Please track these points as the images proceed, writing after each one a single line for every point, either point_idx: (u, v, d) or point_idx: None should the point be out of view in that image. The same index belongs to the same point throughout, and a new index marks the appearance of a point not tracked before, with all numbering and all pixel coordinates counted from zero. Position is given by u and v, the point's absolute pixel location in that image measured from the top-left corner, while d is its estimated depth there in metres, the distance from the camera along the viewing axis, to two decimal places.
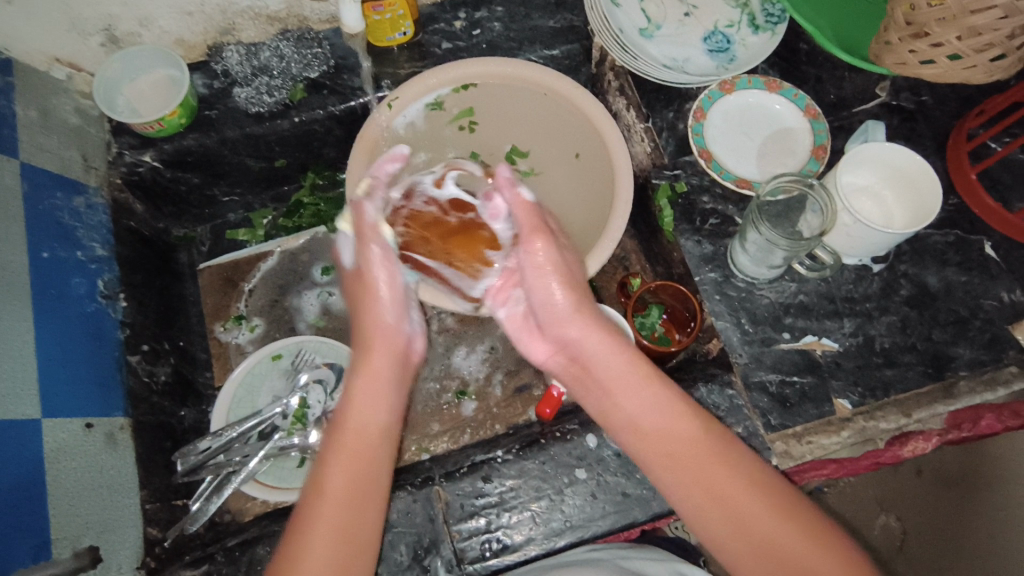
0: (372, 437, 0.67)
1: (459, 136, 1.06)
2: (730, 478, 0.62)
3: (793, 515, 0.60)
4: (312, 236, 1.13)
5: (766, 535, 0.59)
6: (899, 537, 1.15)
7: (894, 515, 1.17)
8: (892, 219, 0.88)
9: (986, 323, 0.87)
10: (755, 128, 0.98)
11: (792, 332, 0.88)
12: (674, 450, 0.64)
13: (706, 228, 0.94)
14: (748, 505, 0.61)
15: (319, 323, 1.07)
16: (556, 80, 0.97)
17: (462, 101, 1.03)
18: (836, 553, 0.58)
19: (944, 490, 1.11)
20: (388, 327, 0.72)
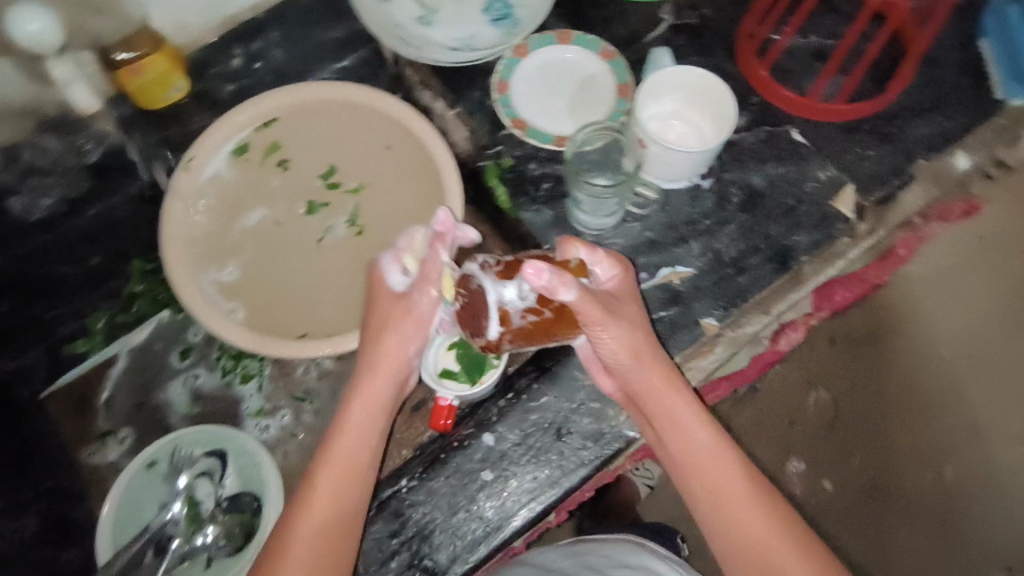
0: (354, 487, 0.72)
1: (274, 178, 0.98)
2: (723, 465, 0.70)
3: (767, 506, 0.68)
4: (156, 324, 1.03)
5: (739, 517, 0.68)
6: (832, 408, 1.21)
7: (824, 388, 1.22)
8: (703, 135, 0.91)
9: (813, 204, 0.92)
10: (560, 83, 0.98)
11: (648, 270, 0.89)
12: (714, 478, 0.70)
13: (541, 194, 0.94)
14: (735, 493, 0.69)
15: (193, 411, 0.99)
16: (354, 89, 0.94)
17: (266, 139, 0.96)
18: (796, 542, 0.66)
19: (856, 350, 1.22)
20: (395, 358, 0.75)
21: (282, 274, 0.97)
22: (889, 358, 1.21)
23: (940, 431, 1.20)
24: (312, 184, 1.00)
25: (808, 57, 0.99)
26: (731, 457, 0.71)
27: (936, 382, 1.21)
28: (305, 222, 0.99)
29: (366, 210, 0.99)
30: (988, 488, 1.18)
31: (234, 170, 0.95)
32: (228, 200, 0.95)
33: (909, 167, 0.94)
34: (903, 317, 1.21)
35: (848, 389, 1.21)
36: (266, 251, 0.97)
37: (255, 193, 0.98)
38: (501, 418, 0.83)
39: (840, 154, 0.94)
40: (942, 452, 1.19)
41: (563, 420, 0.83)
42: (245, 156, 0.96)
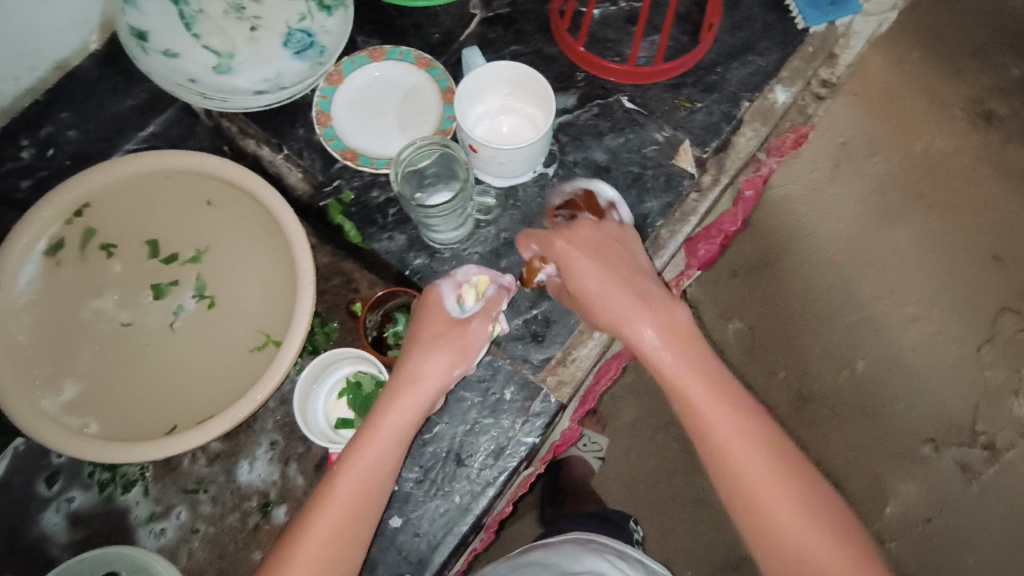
0: (360, 517, 0.67)
1: (104, 268, 0.91)
2: (729, 418, 0.69)
3: (773, 462, 0.66)
4: (12, 453, 0.92)
5: (741, 473, 0.66)
6: (749, 333, 1.33)
7: (737, 318, 1.34)
8: (530, 127, 0.91)
9: (657, 168, 0.94)
10: (382, 103, 0.95)
11: (513, 271, 0.88)
12: (728, 444, 0.67)
13: (390, 220, 0.91)
14: (741, 450, 0.67)
15: (77, 536, 0.91)
16: (164, 156, 0.87)
17: (82, 228, 0.88)
18: (799, 499, 0.65)
19: (755, 277, 1.35)
20: (434, 375, 0.73)
21: (135, 369, 0.88)
22: (783, 280, 1.35)
23: (848, 326, 1.35)
24: (149, 263, 0.93)
25: (621, 24, 1.00)
26: (737, 412, 0.69)
27: (830, 289, 1.35)
28: (150, 305, 0.92)
29: (213, 276, 0.93)
30: (897, 372, 1.33)
31: (54, 271, 0.87)
32: (55, 304, 0.87)
33: (737, 111, 0.97)
34: (783, 239, 1.37)
35: (756, 314, 1.34)
36: (110, 348, 0.88)
37: (84, 288, 0.89)
38: (398, 460, 0.80)
39: (671, 114, 0.96)
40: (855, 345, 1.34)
41: (460, 444, 0.81)
42: (62, 253, 0.87)
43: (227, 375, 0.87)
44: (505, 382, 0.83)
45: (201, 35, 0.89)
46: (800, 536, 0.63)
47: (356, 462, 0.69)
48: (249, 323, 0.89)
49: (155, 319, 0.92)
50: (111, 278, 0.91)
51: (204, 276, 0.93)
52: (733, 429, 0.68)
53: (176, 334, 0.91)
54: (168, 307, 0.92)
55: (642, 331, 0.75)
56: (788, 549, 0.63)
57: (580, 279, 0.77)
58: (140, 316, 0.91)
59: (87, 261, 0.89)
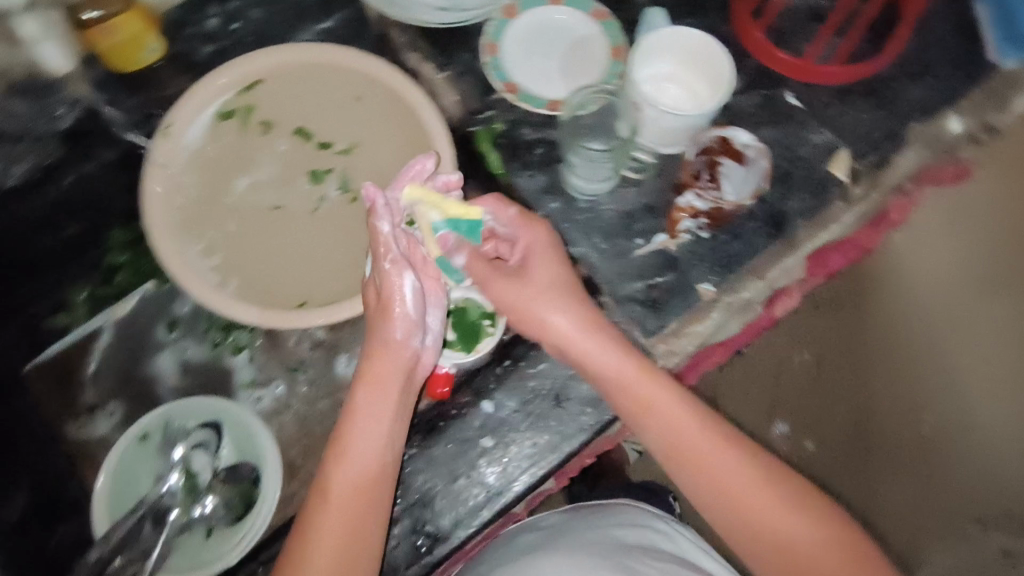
0: (370, 507, 0.68)
1: (264, 142, 0.95)
2: (708, 443, 0.70)
3: (759, 472, 0.69)
4: (142, 296, 1.00)
5: (731, 493, 0.68)
6: (814, 366, 1.29)
7: (808, 349, 1.29)
8: (698, 95, 0.88)
9: (807, 170, 0.91)
10: (551, 46, 0.95)
11: (644, 236, 0.89)
12: (678, 425, 0.71)
13: (534, 160, 0.92)
14: (687, 423, 0.71)
15: (183, 384, 0.97)
16: (346, 53, 0.91)
17: (251, 102, 0.93)
18: (792, 502, 0.68)
19: (841, 311, 1.29)
20: (397, 350, 0.73)
21: (273, 243, 0.93)
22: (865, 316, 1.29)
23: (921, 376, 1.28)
24: (307, 145, 0.96)
25: (804, 18, 0.97)
26: (713, 432, 0.71)
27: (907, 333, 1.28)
28: (297, 186, 0.95)
29: (362, 174, 0.95)
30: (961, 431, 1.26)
31: (217, 134, 0.92)
32: (213, 164, 0.92)
33: (903, 132, 0.93)
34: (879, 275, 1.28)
35: (827, 348, 1.29)
36: (254, 216, 0.93)
37: (242, 157, 0.94)
38: (500, 386, 0.85)
39: (837, 119, 0.93)
40: (920, 398, 1.27)
41: (561, 386, 0.84)
42: (232, 119, 0.93)
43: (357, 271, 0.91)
44: None
45: None
46: (801, 544, 0.66)
47: (331, 488, 0.68)
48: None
49: (298, 201, 0.95)
50: (269, 151, 0.95)
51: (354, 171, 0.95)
52: (671, 409, 0.71)
53: (317, 220, 0.94)
54: (314, 192, 0.95)
55: (621, 359, 0.74)
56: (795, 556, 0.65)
57: (536, 264, 0.77)
58: (286, 195, 0.95)
59: (246, 134, 0.94)
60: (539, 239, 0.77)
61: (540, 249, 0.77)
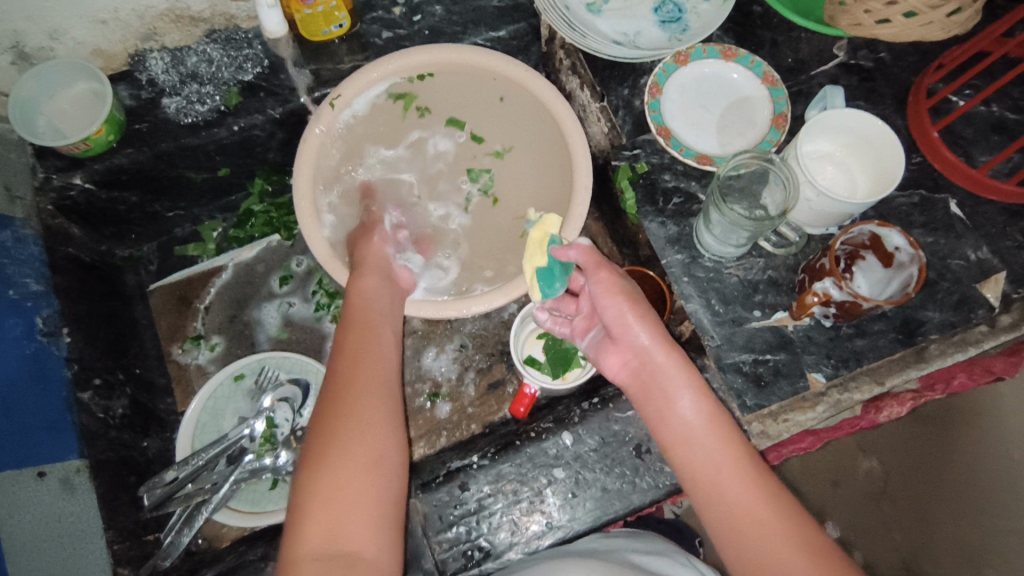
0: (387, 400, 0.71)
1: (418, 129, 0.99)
2: (757, 502, 0.62)
3: (810, 548, 0.59)
4: (266, 245, 1.07)
5: (773, 561, 0.60)
6: (880, 479, 1.15)
7: (876, 457, 1.16)
8: (856, 185, 0.85)
9: (954, 283, 0.86)
10: (713, 99, 0.95)
11: (763, 309, 0.86)
12: (716, 467, 0.65)
13: (669, 208, 0.91)
14: (728, 465, 0.65)
15: (282, 336, 1.02)
16: (512, 65, 0.92)
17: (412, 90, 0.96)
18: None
19: (918, 427, 1.15)
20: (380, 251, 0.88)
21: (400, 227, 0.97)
22: (948, 444, 1.13)
23: (992, 533, 1.09)
24: (457, 138, 0.99)
25: (985, 128, 0.92)
26: (766, 490, 0.63)
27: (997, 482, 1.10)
28: (438, 176, 0.99)
29: (501, 179, 0.98)
30: None
31: (375, 112, 0.96)
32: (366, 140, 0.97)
33: None
34: (970, 411, 1.13)
35: (898, 462, 1.16)
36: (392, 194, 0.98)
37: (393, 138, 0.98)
38: (583, 420, 0.82)
39: (999, 238, 0.87)
40: (986, 550, 1.09)
41: (646, 438, 0.81)
42: (392, 102, 0.96)
43: (479, 269, 0.95)
44: None
45: None
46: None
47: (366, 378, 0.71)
48: (514, 236, 0.93)
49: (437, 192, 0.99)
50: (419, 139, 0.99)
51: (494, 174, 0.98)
52: (711, 449, 0.66)
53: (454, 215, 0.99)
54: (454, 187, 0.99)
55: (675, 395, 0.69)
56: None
57: (614, 308, 0.72)
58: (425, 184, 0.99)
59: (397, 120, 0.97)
60: (608, 280, 0.72)
61: (611, 286, 0.72)
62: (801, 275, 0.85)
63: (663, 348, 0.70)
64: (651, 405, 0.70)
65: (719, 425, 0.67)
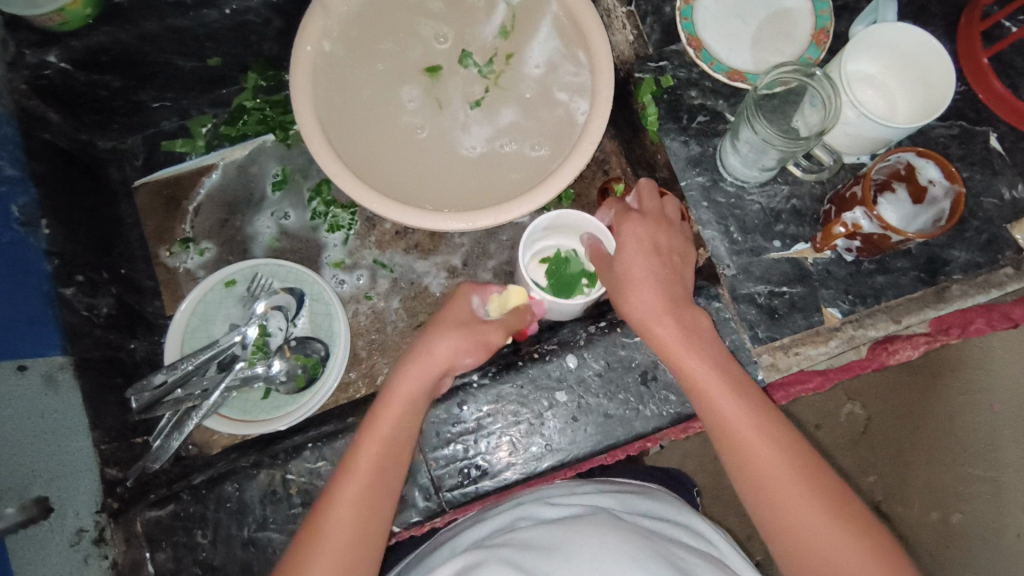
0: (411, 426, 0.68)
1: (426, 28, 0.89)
2: (772, 456, 0.60)
3: (783, 448, 0.60)
4: (259, 146, 1.00)
5: (749, 449, 0.60)
6: (862, 423, 1.12)
7: (860, 403, 1.13)
8: (896, 111, 0.79)
9: (985, 223, 0.82)
10: (750, 9, 0.87)
11: (783, 239, 0.82)
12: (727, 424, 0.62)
13: (693, 126, 0.85)
14: (745, 426, 0.62)
15: (275, 245, 0.97)
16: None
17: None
18: (819, 492, 0.57)
19: (907, 377, 1.13)
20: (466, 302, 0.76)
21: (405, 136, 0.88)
22: (933, 401, 1.13)
23: (961, 481, 1.11)
24: (469, 42, 0.90)
25: None
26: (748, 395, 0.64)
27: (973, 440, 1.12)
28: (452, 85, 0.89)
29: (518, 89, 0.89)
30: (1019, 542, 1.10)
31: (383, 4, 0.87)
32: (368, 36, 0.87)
33: None
34: (955, 363, 1.12)
35: (885, 408, 1.13)
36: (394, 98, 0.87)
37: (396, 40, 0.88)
38: (589, 344, 0.80)
39: None
40: (954, 495, 1.11)
41: (652, 365, 0.78)
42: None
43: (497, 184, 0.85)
44: (722, 334, 0.80)
45: None
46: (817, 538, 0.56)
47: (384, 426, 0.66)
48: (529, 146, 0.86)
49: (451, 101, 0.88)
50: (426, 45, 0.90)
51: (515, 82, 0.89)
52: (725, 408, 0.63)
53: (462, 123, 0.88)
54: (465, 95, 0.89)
55: (670, 318, 0.68)
56: (800, 543, 0.56)
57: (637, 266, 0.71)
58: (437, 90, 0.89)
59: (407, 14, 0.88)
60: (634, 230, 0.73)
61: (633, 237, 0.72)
62: (827, 206, 0.80)
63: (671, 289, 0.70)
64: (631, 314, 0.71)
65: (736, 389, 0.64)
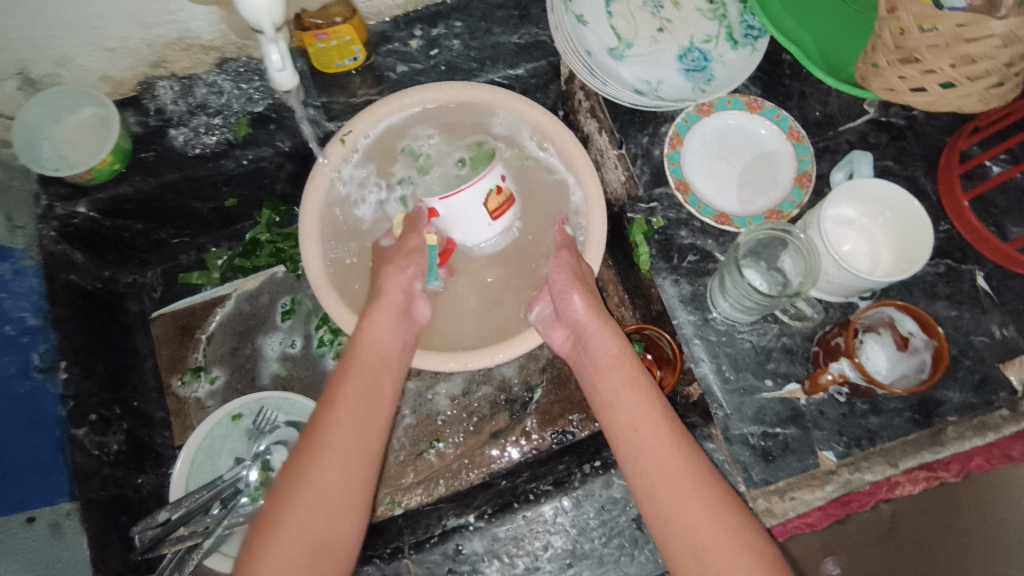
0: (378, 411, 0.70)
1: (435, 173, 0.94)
2: (699, 510, 0.63)
3: (717, 498, 0.63)
4: (270, 276, 1.06)
5: (688, 522, 0.63)
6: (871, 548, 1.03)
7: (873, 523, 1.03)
8: (880, 257, 0.82)
9: (976, 362, 0.83)
10: (735, 152, 0.92)
11: (776, 378, 0.83)
12: (661, 472, 0.66)
13: (684, 266, 0.89)
14: (679, 481, 0.65)
15: (282, 372, 1.01)
16: (522, 102, 0.90)
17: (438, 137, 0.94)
18: (746, 542, 0.61)
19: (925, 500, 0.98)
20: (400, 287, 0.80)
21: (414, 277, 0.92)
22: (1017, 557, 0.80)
23: None
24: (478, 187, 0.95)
25: (1020, 196, 0.88)
26: (682, 448, 0.67)
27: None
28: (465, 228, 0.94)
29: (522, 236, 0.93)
30: None
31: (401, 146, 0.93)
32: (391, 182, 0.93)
33: None
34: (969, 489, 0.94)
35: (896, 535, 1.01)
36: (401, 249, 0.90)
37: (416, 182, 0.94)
38: (584, 485, 0.80)
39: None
40: None
41: None
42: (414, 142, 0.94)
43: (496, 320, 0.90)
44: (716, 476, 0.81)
45: (613, 15, 0.91)
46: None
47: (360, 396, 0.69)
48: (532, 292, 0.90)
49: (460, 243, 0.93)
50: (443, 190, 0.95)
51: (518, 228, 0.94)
52: (665, 464, 0.66)
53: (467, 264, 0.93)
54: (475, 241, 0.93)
55: (623, 400, 0.72)
56: None
57: (591, 324, 0.79)
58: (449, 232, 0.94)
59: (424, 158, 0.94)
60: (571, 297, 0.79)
61: (571, 284, 0.80)
62: (816, 348, 0.82)
63: (626, 355, 0.76)
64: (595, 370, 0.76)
65: (674, 442, 0.67)
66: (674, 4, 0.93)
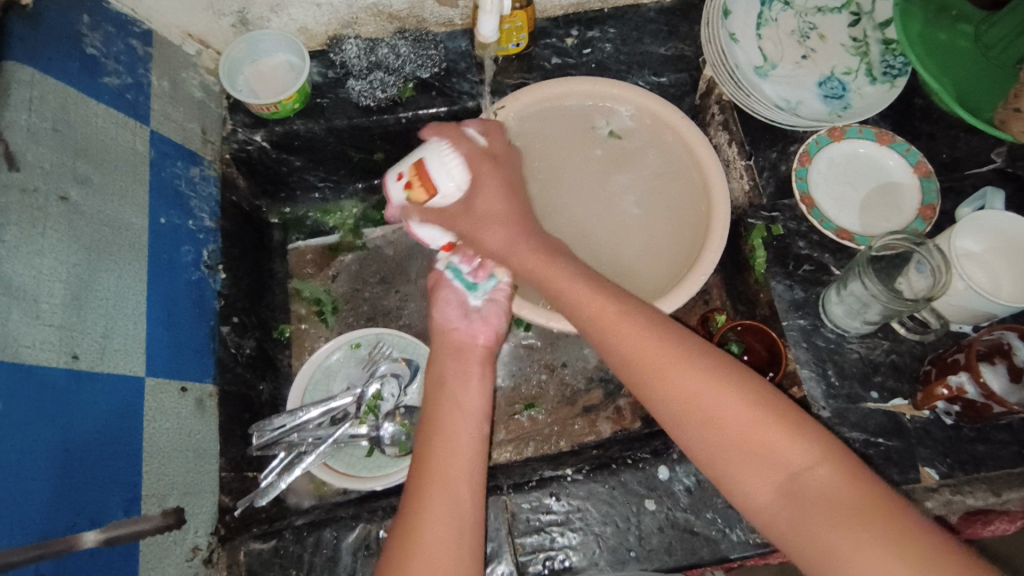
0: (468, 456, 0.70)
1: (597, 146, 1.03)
2: (740, 422, 0.61)
3: (746, 406, 0.62)
4: (398, 230, 1.14)
5: (737, 435, 0.61)
6: None
7: None
8: (1001, 288, 0.84)
9: None
10: (860, 178, 0.97)
11: (881, 391, 0.85)
12: (693, 402, 0.63)
13: (799, 274, 0.92)
14: (705, 399, 0.63)
15: (396, 318, 1.09)
16: (652, 100, 0.98)
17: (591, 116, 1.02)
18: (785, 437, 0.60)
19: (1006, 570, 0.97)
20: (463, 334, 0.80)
21: (583, 230, 1.01)
22: None
23: None
24: (635, 163, 1.02)
25: None
26: (697, 365, 0.65)
27: None
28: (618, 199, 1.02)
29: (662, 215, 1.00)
30: None
31: (557, 121, 1.02)
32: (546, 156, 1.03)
33: None
34: None
35: None
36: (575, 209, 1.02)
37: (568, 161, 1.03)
38: (683, 459, 0.83)
39: None
40: None
41: None
42: (574, 118, 1.02)
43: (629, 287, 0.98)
44: None
45: (763, 38, 0.99)
46: (832, 547, 0.56)
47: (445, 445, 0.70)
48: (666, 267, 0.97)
49: (598, 217, 1.01)
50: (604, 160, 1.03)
51: (663, 207, 1.00)
52: (692, 397, 0.63)
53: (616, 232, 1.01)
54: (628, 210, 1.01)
55: (600, 327, 0.71)
56: (807, 522, 0.57)
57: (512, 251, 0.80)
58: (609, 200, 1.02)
59: (586, 133, 1.03)
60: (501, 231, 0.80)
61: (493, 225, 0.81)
62: (927, 366, 0.84)
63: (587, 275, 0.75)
64: (600, 340, 0.71)
65: (690, 362, 0.65)
66: (820, 36, 1.00)
